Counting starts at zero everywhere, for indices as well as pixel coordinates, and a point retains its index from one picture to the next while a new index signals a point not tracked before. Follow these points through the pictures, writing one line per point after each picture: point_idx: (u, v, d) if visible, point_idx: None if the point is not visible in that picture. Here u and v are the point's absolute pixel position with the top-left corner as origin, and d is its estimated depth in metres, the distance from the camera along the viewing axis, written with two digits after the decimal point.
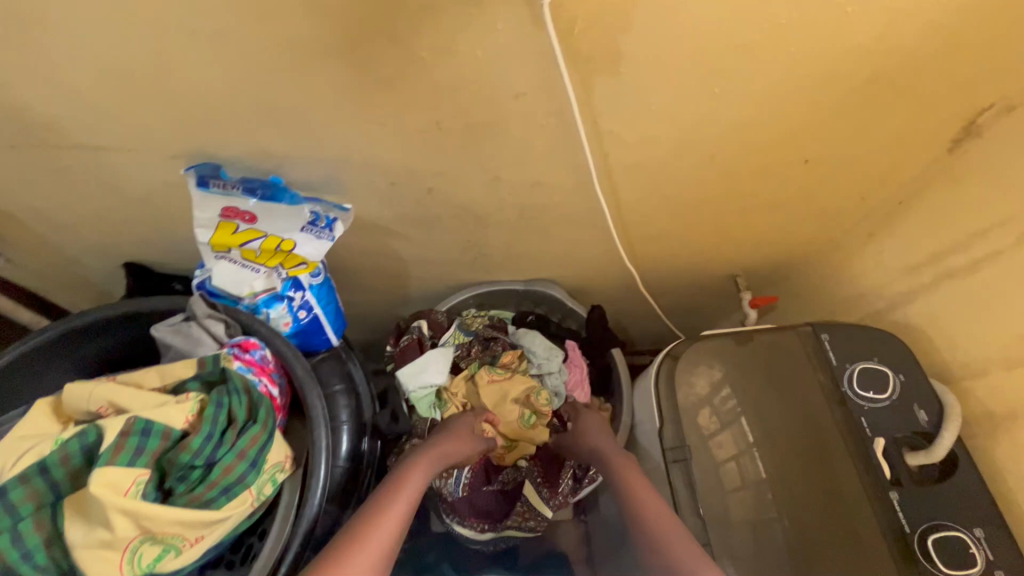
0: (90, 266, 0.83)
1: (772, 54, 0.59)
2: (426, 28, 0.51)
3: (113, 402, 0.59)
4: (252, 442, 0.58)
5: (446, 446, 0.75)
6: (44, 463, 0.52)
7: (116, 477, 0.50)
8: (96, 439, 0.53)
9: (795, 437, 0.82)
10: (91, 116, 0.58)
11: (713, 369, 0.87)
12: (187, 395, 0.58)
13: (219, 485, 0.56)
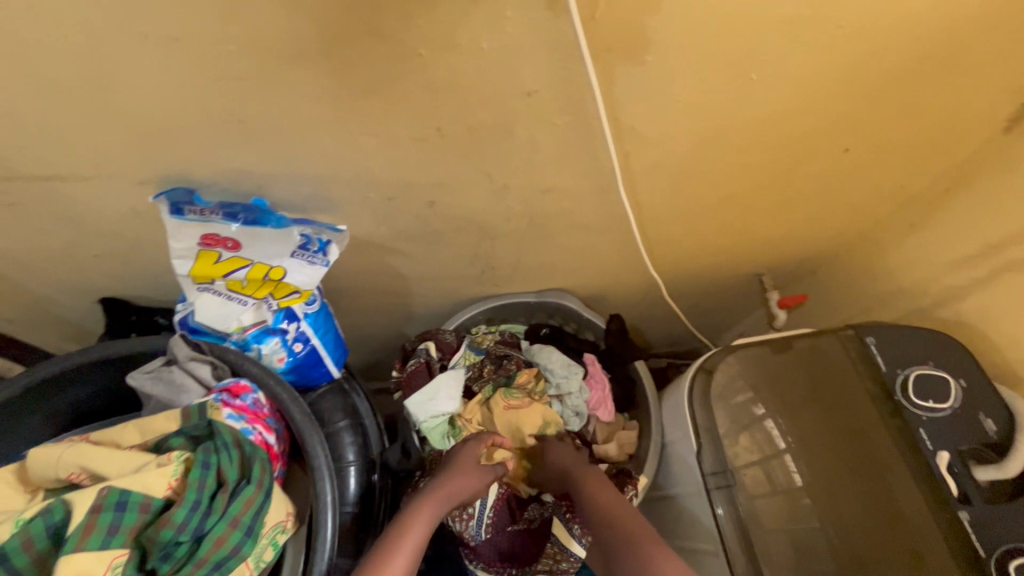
0: (63, 305, 0.76)
1: (819, 31, 0.51)
2: (420, 19, 0.43)
3: (85, 467, 0.52)
4: (246, 507, 0.51)
5: (453, 485, 0.67)
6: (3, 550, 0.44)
7: (88, 564, 0.44)
8: (63, 517, 0.45)
9: (830, 446, 0.80)
10: (39, 144, 0.50)
11: (738, 375, 0.82)
12: (169, 455, 0.51)
13: (210, 561, 0.48)
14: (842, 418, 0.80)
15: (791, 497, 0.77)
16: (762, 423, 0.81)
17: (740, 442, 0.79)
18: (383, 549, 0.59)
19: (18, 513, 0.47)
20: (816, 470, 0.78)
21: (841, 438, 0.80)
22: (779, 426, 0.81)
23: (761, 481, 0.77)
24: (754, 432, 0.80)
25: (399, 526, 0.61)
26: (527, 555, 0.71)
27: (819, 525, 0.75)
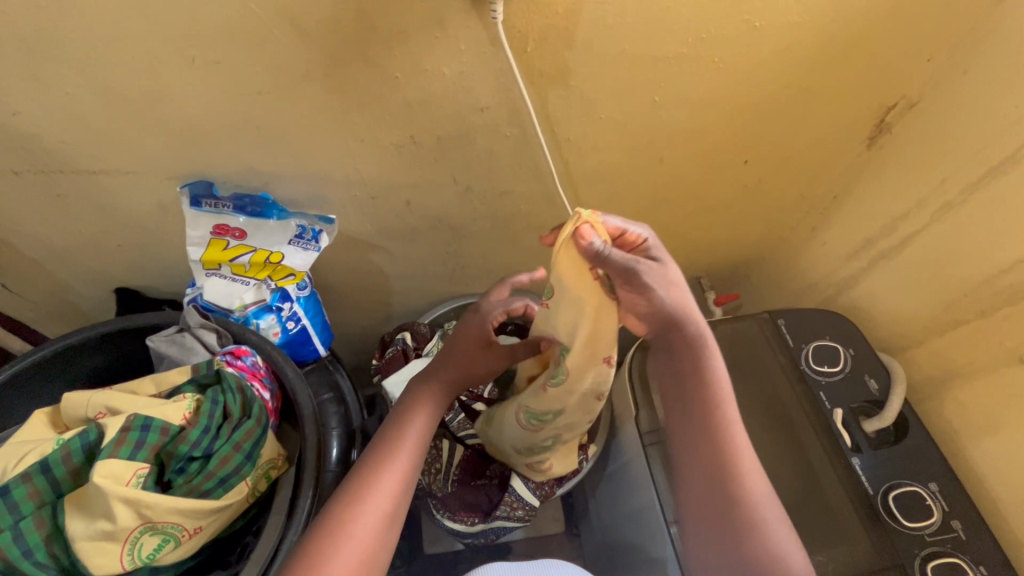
0: (82, 293, 0.86)
1: (700, 65, 0.68)
2: (397, 50, 0.59)
3: (109, 407, 0.62)
4: (247, 436, 0.62)
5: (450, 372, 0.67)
6: (46, 462, 0.55)
7: (117, 469, 0.55)
8: (97, 437, 0.57)
9: (771, 427, 0.85)
10: (91, 143, 0.64)
11: None
12: (184, 396, 0.63)
13: (216, 476, 0.60)
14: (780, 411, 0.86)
15: None
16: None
17: None
18: (391, 444, 0.60)
19: (56, 437, 0.58)
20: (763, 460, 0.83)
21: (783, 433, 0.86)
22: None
23: None
24: None
25: (406, 421, 0.62)
26: (488, 504, 0.81)
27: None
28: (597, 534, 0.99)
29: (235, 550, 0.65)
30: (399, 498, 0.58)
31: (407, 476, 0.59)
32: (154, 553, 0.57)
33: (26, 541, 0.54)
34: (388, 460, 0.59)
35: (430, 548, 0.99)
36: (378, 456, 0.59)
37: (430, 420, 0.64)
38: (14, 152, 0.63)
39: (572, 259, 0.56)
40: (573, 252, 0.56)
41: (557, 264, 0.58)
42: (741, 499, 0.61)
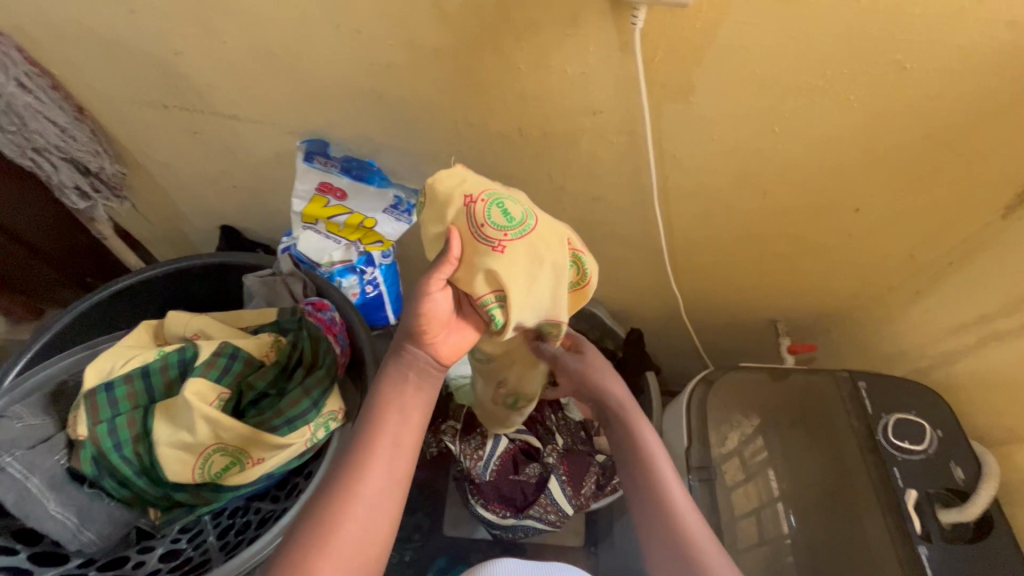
0: (193, 224, 0.94)
1: (831, 101, 0.64)
2: (526, 42, 0.60)
3: (204, 331, 0.68)
4: (316, 384, 0.65)
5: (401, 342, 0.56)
6: (147, 369, 0.63)
7: (204, 388, 0.61)
8: (192, 355, 0.64)
9: (828, 495, 0.82)
10: (233, 91, 0.69)
11: (747, 420, 0.90)
12: (268, 336, 0.69)
13: (284, 416, 0.63)
14: (843, 480, 0.82)
15: (778, 548, 0.80)
16: (763, 472, 0.86)
17: (743, 489, 0.85)
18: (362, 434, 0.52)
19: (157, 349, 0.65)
20: (807, 522, 0.81)
21: (836, 498, 0.81)
22: (779, 478, 0.85)
23: (752, 533, 0.81)
24: (757, 478, 0.85)
25: (398, 401, 0.53)
26: (522, 500, 0.82)
27: (793, 563, 0.79)
28: (615, 551, 0.97)
29: (283, 487, 0.69)
30: (378, 498, 0.50)
31: (393, 461, 0.52)
32: (222, 472, 0.62)
33: (119, 435, 0.61)
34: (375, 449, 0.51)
35: (450, 530, 1.03)
36: (358, 452, 0.51)
37: (413, 398, 0.54)
38: (166, 87, 0.70)
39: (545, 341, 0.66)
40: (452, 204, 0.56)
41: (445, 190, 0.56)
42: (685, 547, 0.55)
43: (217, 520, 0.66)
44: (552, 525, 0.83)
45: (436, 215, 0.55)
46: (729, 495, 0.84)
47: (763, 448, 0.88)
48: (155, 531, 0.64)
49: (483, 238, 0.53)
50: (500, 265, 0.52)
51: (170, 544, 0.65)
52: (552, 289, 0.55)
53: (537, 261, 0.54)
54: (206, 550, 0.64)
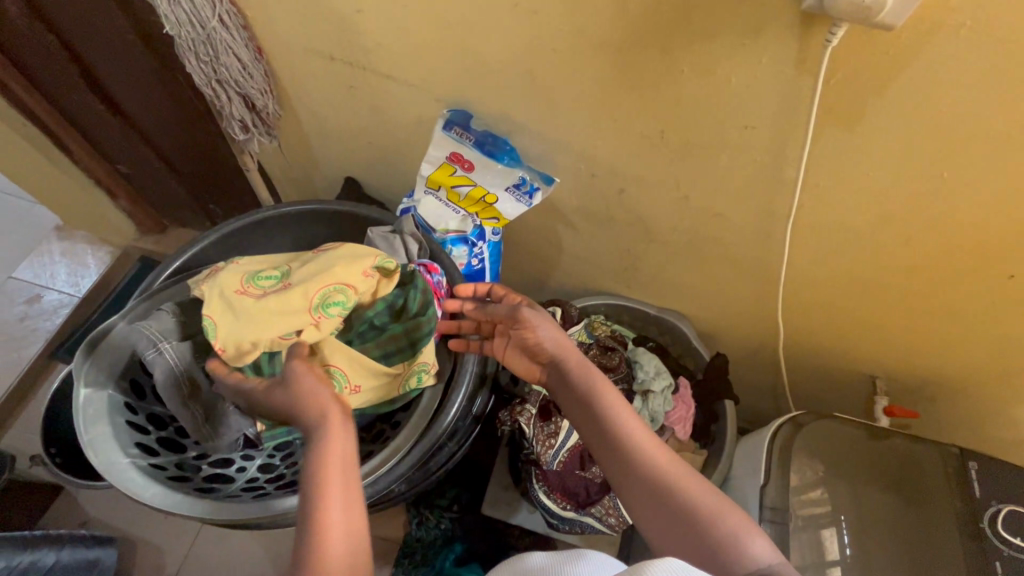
0: (322, 172, 1.01)
1: (1017, 157, 0.59)
2: (699, 46, 0.59)
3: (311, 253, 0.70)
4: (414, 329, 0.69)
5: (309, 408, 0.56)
6: (257, 276, 0.67)
7: (297, 300, 0.63)
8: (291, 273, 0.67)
9: (901, 568, 0.76)
10: (398, 53, 0.73)
11: (818, 467, 0.84)
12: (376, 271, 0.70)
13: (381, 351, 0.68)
14: (929, 554, 0.76)
15: None
16: (838, 520, 0.80)
17: (798, 539, 0.79)
18: (313, 481, 0.52)
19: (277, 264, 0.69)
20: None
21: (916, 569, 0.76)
22: (849, 536, 0.79)
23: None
24: (811, 533, 0.79)
25: (334, 442, 0.54)
26: (584, 497, 0.82)
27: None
28: None
29: (369, 430, 0.76)
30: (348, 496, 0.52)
31: (349, 498, 0.52)
32: None
33: None
34: (326, 493, 0.51)
35: (487, 507, 1.00)
36: (309, 509, 0.50)
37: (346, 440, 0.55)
38: (339, 42, 0.75)
39: (500, 315, 0.72)
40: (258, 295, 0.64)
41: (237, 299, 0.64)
42: (686, 510, 0.56)
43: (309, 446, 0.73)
44: (610, 528, 0.83)
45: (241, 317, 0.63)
46: (787, 544, 0.78)
47: (829, 499, 0.82)
48: (259, 441, 0.70)
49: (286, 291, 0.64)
50: (297, 290, 0.63)
51: (267, 457, 0.71)
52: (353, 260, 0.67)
53: (323, 274, 0.65)
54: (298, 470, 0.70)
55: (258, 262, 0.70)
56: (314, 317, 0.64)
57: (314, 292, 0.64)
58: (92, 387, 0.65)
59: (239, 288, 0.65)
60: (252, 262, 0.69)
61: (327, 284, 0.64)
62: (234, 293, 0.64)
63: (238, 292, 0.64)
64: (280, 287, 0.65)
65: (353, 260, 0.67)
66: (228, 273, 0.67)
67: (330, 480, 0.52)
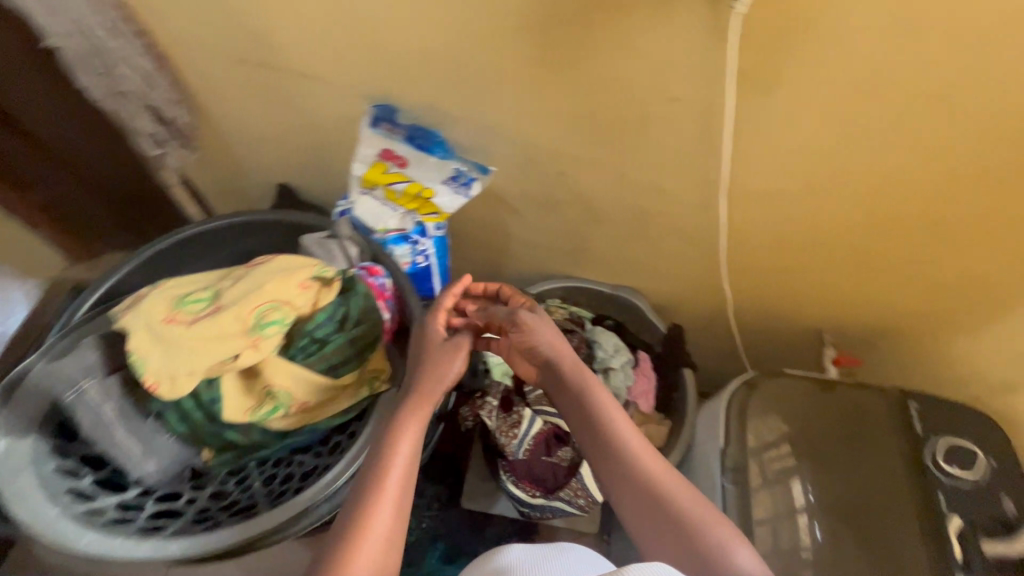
0: (252, 180, 0.96)
1: (926, 108, 0.61)
2: (615, 20, 0.58)
3: (242, 269, 0.66)
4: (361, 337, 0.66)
5: (426, 388, 0.64)
6: (184, 301, 0.62)
7: (233, 324, 0.60)
8: (222, 295, 0.62)
9: (858, 510, 0.79)
10: (312, 50, 0.69)
11: (776, 423, 0.87)
12: (313, 283, 0.67)
13: (327, 361, 0.65)
14: (883, 494, 0.79)
15: (796, 556, 0.77)
16: (802, 470, 0.84)
17: (761, 494, 0.82)
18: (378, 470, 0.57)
19: (204, 285, 0.65)
20: (835, 530, 0.79)
21: (876, 506, 0.79)
22: (809, 486, 0.82)
23: (768, 541, 0.78)
24: (776, 488, 0.82)
25: (402, 436, 0.60)
26: (552, 482, 0.82)
27: (820, 559, 0.77)
28: None
29: (325, 444, 0.71)
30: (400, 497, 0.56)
31: (399, 502, 0.56)
32: (268, 415, 0.62)
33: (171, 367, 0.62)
34: (382, 492, 0.55)
35: (466, 501, 1.03)
36: (364, 503, 0.55)
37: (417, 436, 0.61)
38: (247, 42, 0.70)
39: (499, 317, 0.68)
40: (187, 322, 0.60)
41: (166, 330, 0.59)
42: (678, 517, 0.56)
43: (262, 468, 0.69)
44: (580, 509, 0.83)
45: (174, 349, 0.58)
46: (749, 500, 0.81)
47: (790, 454, 0.85)
48: (207, 470, 0.68)
49: (219, 315, 0.60)
50: (229, 312, 0.60)
51: (218, 484, 0.68)
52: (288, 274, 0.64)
53: (257, 292, 0.62)
54: (252, 495, 0.67)
55: (184, 283, 0.65)
56: (252, 339, 0.60)
57: (249, 313, 0.61)
58: (12, 435, 0.61)
59: (167, 318, 0.60)
60: (176, 286, 0.64)
61: (262, 303, 0.61)
62: (161, 323, 0.60)
63: (166, 321, 0.60)
64: (211, 311, 0.61)
65: (288, 274, 0.64)
66: (152, 301, 0.62)
67: (393, 471, 0.57)
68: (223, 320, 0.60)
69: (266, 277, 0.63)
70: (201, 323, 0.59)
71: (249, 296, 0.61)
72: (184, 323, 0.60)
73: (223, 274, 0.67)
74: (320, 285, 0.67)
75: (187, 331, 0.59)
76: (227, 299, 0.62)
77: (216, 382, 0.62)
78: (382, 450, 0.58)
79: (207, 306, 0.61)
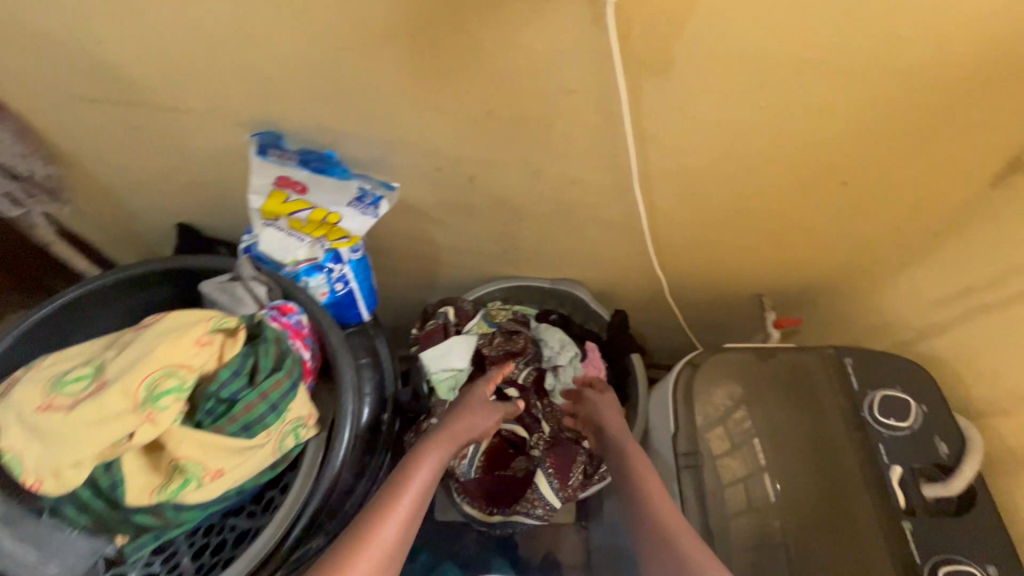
0: (147, 225, 0.88)
1: (817, 73, 0.61)
2: (490, 17, 0.54)
3: (129, 334, 0.59)
4: (275, 386, 0.61)
5: (458, 430, 0.71)
6: (62, 382, 0.55)
7: (119, 400, 0.53)
8: (104, 368, 0.55)
9: (809, 464, 0.84)
10: (171, 81, 0.63)
11: (728, 392, 0.90)
12: (214, 336, 0.60)
13: (240, 421, 0.59)
14: (828, 449, 0.83)
15: (764, 515, 0.82)
16: (750, 442, 0.86)
17: (727, 459, 0.86)
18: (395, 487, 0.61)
19: (86, 359, 0.58)
20: (796, 486, 0.83)
21: (821, 466, 0.83)
22: (764, 448, 0.86)
23: (739, 501, 0.83)
24: (742, 450, 0.86)
25: (422, 467, 0.65)
26: (508, 496, 0.83)
27: (778, 530, 0.81)
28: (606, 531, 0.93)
29: (259, 501, 0.67)
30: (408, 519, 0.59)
31: (407, 523, 0.59)
32: (178, 491, 0.57)
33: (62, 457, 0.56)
34: (393, 509, 0.59)
35: (439, 516, 0.96)
36: (375, 514, 0.58)
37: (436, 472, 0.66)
38: (96, 80, 0.63)
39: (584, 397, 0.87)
40: (66, 406, 0.53)
41: (42, 419, 0.53)
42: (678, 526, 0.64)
43: (192, 539, 0.66)
44: (540, 519, 0.83)
45: (55, 439, 0.52)
46: (715, 466, 0.85)
47: (746, 418, 0.88)
48: (123, 558, 0.61)
49: (103, 392, 0.53)
50: (112, 389, 0.53)
51: (143, 568, 0.64)
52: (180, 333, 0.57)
53: (144, 360, 0.55)
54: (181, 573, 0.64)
55: (64, 361, 0.58)
56: (145, 413, 0.54)
57: (137, 384, 0.54)
58: None
59: (44, 404, 0.53)
60: (53, 365, 0.57)
61: (151, 371, 0.55)
62: (37, 412, 0.53)
63: (42, 410, 0.53)
64: (94, 389, 0.54)
65: (180, 333, 0.57)
66: (26, 388, 0.55)
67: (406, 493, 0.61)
68: (107, 399, 0.53)
69: (154, 341, 0.57)
70: (82, 405, 0.53)
71: (135, 365, 0.55)
72: (63, 408, 0.53)
73: (109, 341, 0.60)
74: (222, 338, 0.61)
75: (66, 417, 0.52)
76: (110, 372, 0.55)
77: (114, 465, 0.55)
78: (403, 471, 0.63)
79: (89, 384, 0.55)
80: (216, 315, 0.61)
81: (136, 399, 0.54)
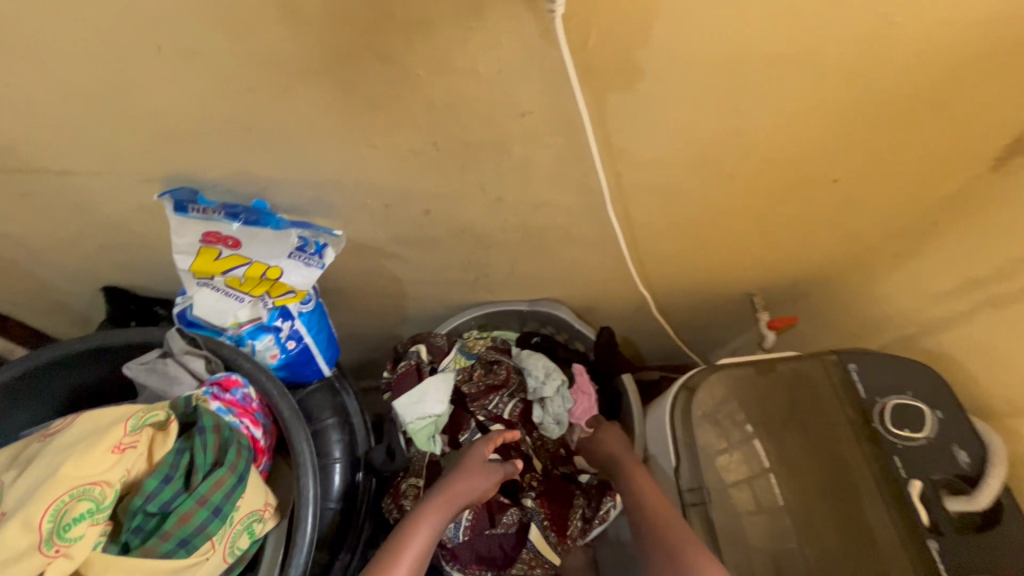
0: (68, 290, 0.79)
1: (801, 72, 0.53)
2: (419, 43, 0.46)
3: (38, 447, 0.52)
4: (215, 487, 0.53)
5: (458, 489, 0.68)
6: None
7: (19, 539, 0.46)
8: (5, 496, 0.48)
9: (818, 474, 0.78)
10: (56, 142, 0.53)
11: (726, 398, 0.82)
12: (139, 437, 0.53)
13: (175, 536, 0.52)
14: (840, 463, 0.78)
15: (775, 515, 0.76)
16: (751, 442, 0.80)
17: (727, 458, 0.79)
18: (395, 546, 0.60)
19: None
20: (799, 493, 0.77)
21: (825, 463, 0.78)
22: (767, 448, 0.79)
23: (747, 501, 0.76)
24: (743, 450, 0.79)
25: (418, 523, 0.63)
26: (502, 558, 0.77)
27: (796, 545, 0.74)
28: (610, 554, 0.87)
29: None
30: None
31: None
32: None
33: None
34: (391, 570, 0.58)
35: None
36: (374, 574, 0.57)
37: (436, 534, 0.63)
38: None
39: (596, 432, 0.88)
40: None
41: None
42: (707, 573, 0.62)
43: None
44: None
45: None
46: (718, 472, 0.77)
47: (744, 418, 0.81)
48: None
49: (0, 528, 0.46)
50: (9, 525, 0.46)
51: None
52: (88, 446, 0.49)
53: (45, 485, 0.47)
54: None
55: None
56: (54, 547, 0.47)
57: (40, 516, 0.46)
58: None
59: None
60: None
61: (55, 499, 0.47)
62: None
63: None
64: None
65: (88, 445, 0.49)
66: None
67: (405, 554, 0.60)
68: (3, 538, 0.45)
69: (59, 458, 0.49)
70: None
71: (35, 492, 0.47)
72: None
73: (21, 453, 0.53)
74: (145, 439, 0.53)
75: None
76: (11, 502, 0.47)
77: None
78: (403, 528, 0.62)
79: None
80: (135, 413, 0.53)
81: (40, 534, 0.46)
